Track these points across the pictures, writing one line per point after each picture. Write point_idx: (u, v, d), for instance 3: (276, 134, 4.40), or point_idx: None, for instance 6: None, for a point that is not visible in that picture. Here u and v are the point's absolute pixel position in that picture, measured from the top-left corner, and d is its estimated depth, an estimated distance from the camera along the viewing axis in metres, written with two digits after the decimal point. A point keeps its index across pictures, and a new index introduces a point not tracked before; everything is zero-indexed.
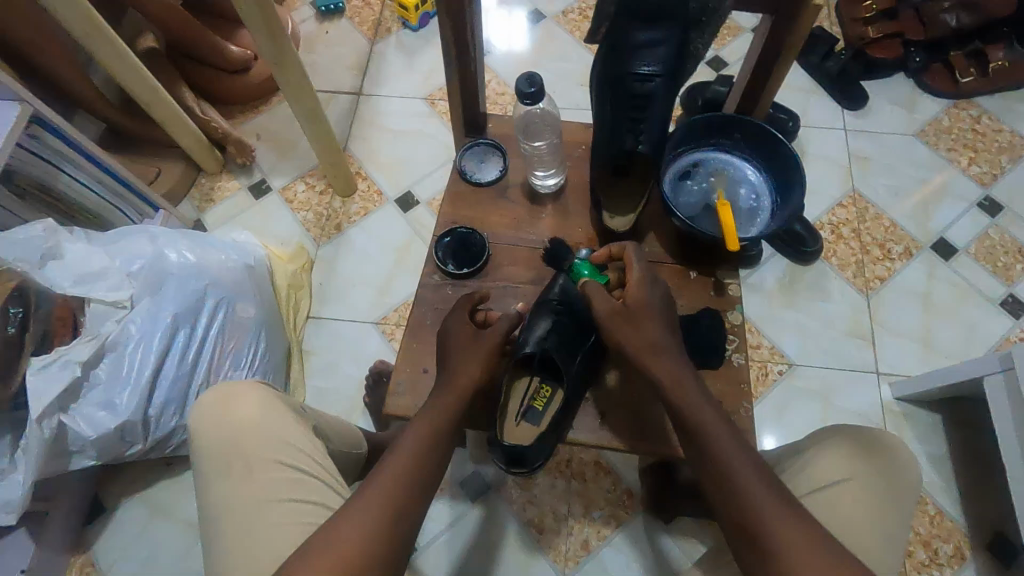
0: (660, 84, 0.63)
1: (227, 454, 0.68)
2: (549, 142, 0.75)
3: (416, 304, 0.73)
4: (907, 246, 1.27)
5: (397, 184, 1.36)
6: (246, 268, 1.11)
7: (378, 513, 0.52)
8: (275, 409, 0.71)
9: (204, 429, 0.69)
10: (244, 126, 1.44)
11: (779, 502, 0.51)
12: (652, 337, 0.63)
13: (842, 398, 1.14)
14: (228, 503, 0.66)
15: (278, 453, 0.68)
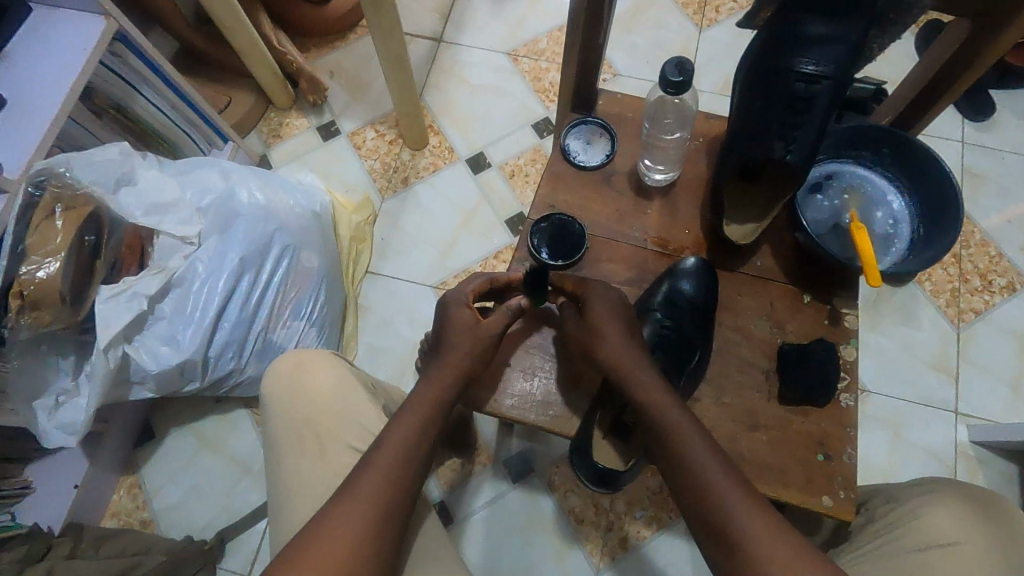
0: (825, 88, 0.56)
1: (301, 429, 0.66)
2: (678, 136, 0.69)
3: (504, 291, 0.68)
4: (1012, 280, 1.17)
5: (470, 142, 1.30)
6: (313, 215, 1.07)
7: (366, 500, 0.54)
8: (352, 387, 0.69)
9: (278, 400, 0.68)
10: (318, 61, 1.38)
11: (748, 511, 0.50)
12: (617, 343, 0.61)
13: (913, 433, 1.08)
14: (297, 480, 0.64)
15: (352, 436, 0.66)
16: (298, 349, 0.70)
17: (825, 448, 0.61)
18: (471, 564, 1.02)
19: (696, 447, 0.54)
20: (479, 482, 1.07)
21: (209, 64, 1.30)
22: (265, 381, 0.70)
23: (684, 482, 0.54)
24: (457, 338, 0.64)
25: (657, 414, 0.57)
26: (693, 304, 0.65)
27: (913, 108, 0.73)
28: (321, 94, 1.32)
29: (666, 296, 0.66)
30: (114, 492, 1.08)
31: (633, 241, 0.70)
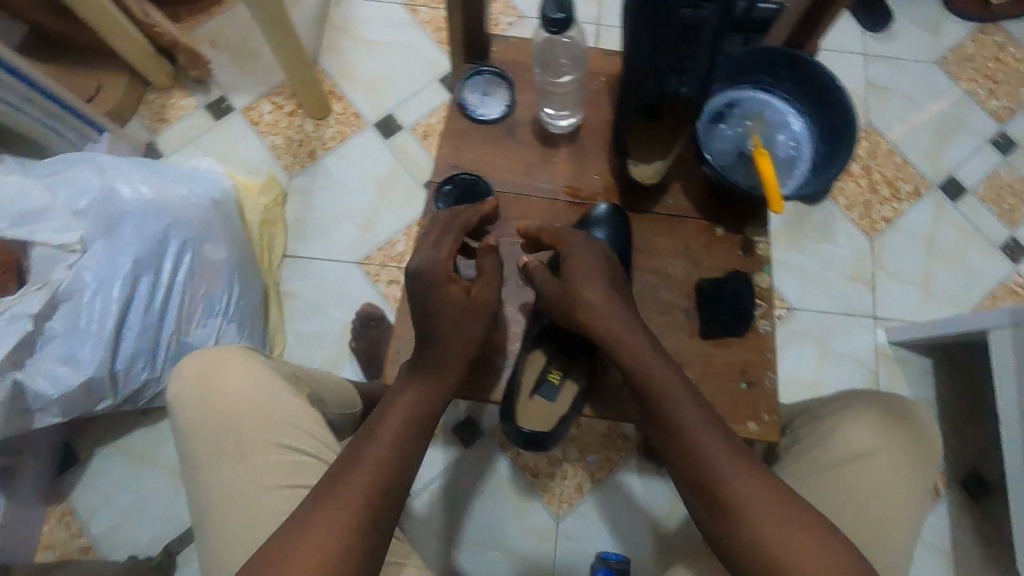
0: (714, 9, 0.51)
1: (218, 433, 0.62)
2: (570, 77, 0.67)
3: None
4: (916, 186, 1.22)
5: (377, 105, 1.22)
6: (213, 203, 0.98)
7: (351, 503, 0.49)
8: (268, 382, 0.65)
9: (189, 409, 0.63)
10: (196, 31, 1.25)
11: (753, 480, 0.51)
12: (618, 324, 0.58)
13: (839, 343, 1.14)
14: (220, 489, 0.60)
15: (275, 434, 0.62)
16: (203, 352, 0.66)
17: (748, 375, 0.62)
18: (433, 533, 1.03)
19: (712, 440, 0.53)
20: (432, 452, 1.07)
21: (66, 46, 1.15)
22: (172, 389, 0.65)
23: (686, 453, 0.53)
24: (456, 314, 0.58)
25: (661, 388, 0.55)
26: (611, 253, 0.64)
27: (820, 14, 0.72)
28: (205, 68, 1.20)
29: None
30: (44, 524, 1.01)
31: (542, 194, 0.67)
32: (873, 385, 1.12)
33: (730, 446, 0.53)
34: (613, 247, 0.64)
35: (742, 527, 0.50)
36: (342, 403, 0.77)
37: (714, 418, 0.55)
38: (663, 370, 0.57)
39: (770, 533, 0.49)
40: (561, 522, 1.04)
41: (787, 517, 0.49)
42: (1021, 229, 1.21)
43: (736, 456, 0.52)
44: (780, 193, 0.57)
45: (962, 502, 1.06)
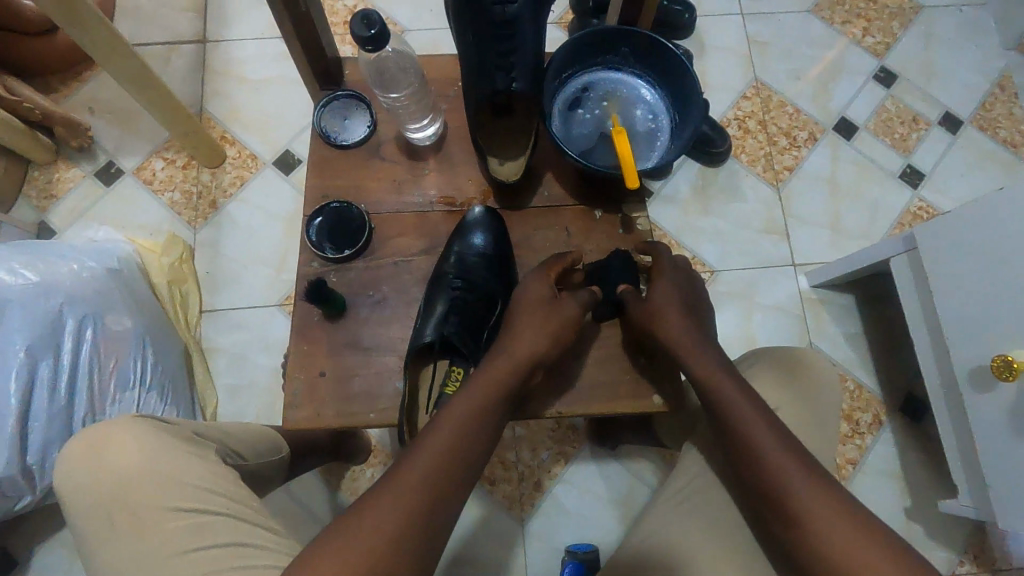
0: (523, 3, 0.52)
1: (117, 508, 0.61)
2: (407, 91, 0.62)
3: (297, 301, 0.63)
4: (812, 131, 1.26)
5: (272, 143, 1.20)
6: (109, 273, 0.95)
7: (400, 515, 0.48)
8: (162, 448, 0.63)
9: (83, 488, 0.62)
10: (71, 99, 1.21)
11: (807, 476, 0.53)
12: (680, 325, 0.61)
13: (764, 295, 1.16)
14: (128, 563, 0.60)
15: (175, 499, 0.61)
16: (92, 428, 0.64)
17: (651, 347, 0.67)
18: None
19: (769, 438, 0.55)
20: None
21: None
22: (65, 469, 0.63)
23: (743, 443, 0.56)
24: (522, 314, 0.60)
25: (720, 386, 0.58)
26: (488, 258, 0.65)
27: None
28: (85, 135, 1.16)
29: (458, 257, 0.65)
30: None
31: (418, 208, 0.67)
32: (803, 329, 1.15)
33: (785, 442, 0.55)
34: (489, 251, 0.65)
35: (801, 516, 0.52)
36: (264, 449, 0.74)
37: (769, 414, 0.57)
38: (718, 368, 0.59)
39: (830, 527, 0.51)
40: (526, 524, 1.03)
41: (844, 516, 0.52)
42: (915, 155, 1.25)
43: (792, 452, 0.55)
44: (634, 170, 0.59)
45: (904, 426, 1.10)
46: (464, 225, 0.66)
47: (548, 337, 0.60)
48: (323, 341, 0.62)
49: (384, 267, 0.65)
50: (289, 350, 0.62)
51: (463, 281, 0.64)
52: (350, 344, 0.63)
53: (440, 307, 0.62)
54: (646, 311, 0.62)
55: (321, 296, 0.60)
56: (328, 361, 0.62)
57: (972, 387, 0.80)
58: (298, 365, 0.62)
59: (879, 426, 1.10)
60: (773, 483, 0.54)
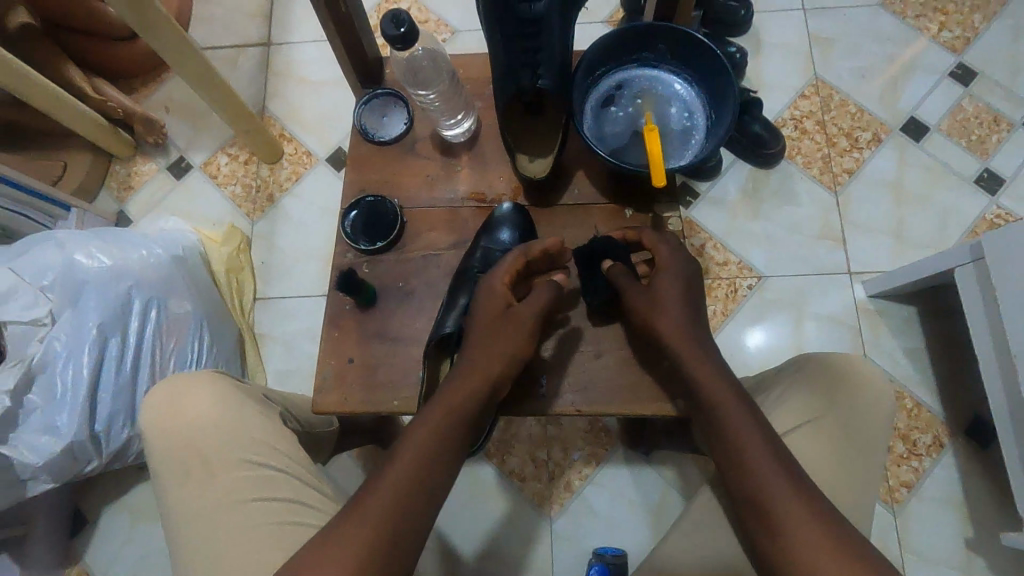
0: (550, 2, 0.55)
1: (186, 454, 0.58)
2: (437, 91, 0.64)
3: (331, 290, 0.66)
4: (876, 132, 1.19)
5: (326, 141, 1.25)
6: (173, 260, 1.03)
7: (384, 517, 0.50)
8: (235, 399, 0.61)
9: (152, 430, 0.59)
10: (150, 100, 1.31)
11: (788, 484, 0.52)
12: (675, 314, 0.60)
13: (816, 304, 1.11)
14: (189, 512, 0.56)
15: (242, 449, 0.58)
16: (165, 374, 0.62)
17: None
18: (428, 550, 1.03)
19: (772, 467, 0.53)
20: None
21: (30, 134, 1.22)
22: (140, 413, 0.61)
23: (734, 453, 0.54)
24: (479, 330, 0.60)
25: (713, 390, 0.57)
26: (515, 255, 0.66)
27: None
28: (160, 132, 1.26)
29: (483, 253, 0.66)
30: None
31: (449, 204, 0.69)
32: (858, 342, 1.09)
33: (773, 452, 0.54)
34: (515, 248, 0.66)
35: (779, 526, 0.51)
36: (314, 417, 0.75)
37: (762, 422, 0.56)
38: (716, 373, 0.58)
39: (800, 536, 0.50)
40: (554, 524, 1.03)
41: (816, 515, 0.51)
42: (994, 159, 1.16)
43: (776, 457, 0.54)
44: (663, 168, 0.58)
45: (968, 451, 1.02)
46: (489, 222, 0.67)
47: (513, 351, 0.58)
48: (354, 329, 0.65)
49: (414, 260, 0.67)
50: (321, 336, 0.65)
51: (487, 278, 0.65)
52: (378, 335, 0.65)
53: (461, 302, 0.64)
54: (643, 298, 0.61)
55: (353, 288, 0.63)
56: (356, 348, 0.64)
57: None
58: (329, 350, 0.64)
59: (940, 449, 1.02)
60: (755, 490, 0.53)
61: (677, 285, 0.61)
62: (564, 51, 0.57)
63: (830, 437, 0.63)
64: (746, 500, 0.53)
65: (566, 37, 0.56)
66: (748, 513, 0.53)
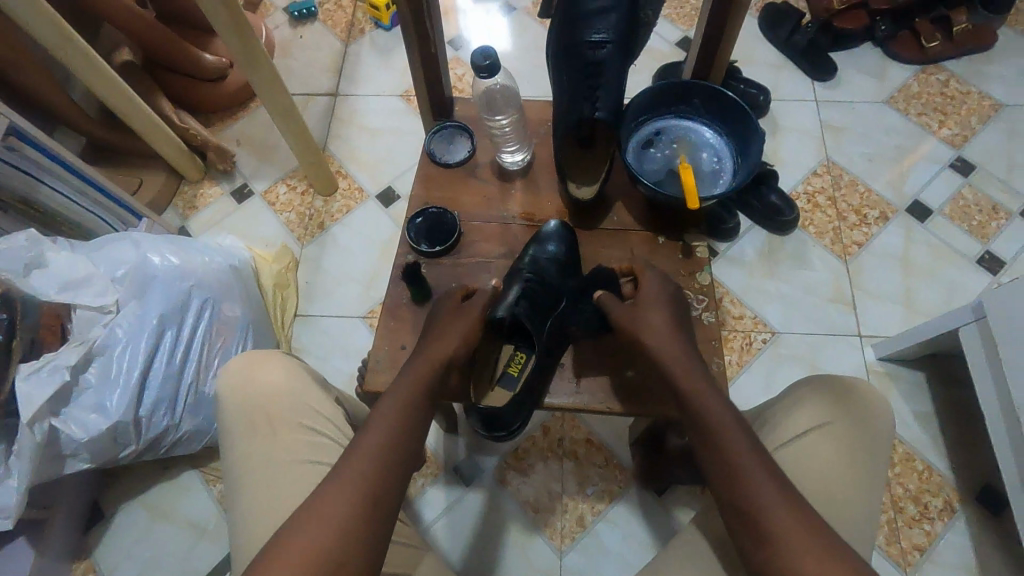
0: (611, 51, 0.66)
1: (249, 414, 0.64)
2: (509, 118, 0.77)
3: (391, 285, 0.74)
4: (883, 211, 1.29)
5: (378, 180, 1.38)
6: (232, 269, 1.12)
7: (375, 461, 0.54)
8: (297, 372, 0.67)
9: (224, 388, 0.65)
10: (224, 133, 1.46)
11: (785, 507, 0.53)
12: (654, 325, 0.65)
13: (829, 363, 1.16)
14: (246, 467, 0.61)
15: (300, 416, 0.64)
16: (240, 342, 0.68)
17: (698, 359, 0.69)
18: None
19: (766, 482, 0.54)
20: (434, 493, 1.10)
21: (116, 152, 1.36)
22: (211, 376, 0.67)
23: (730, 473, 0.55)
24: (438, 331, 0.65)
25: (708, 407, 0.59)
26: (561, 260, 0.73)
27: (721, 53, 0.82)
28: (230, 160, 1.39)
29: (533, 257, 0.73)
30: None
31: (502, 220, 0.78)
32: None
33: (772, 476, 0.54)
34: (562, 256, 0.73)
35: (774, 548, 0.51)
36: (355, 412, 0.81)
37: (759, 447, 0.57)
38: (711, 397, 0.60)
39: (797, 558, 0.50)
40: (564, 557, 1.03)
41: (807, 528, 0.52)
42: (994, 242, 1.25)
43: (768, 471, 0.55)
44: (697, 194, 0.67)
45: (980, 518, 1.02)
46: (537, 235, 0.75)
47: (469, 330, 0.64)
48: (408, 320, 0.72)
49: (467, 265, 0.75)
50: (378, 325, 0.72)
51: (534, 274, 0.71)
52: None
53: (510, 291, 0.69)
54: (627, 312, 0.66)
55: (416, 281, 0.70)
56: (410, 337, 0.71)
57: None
58: (384, 337, 0.71)
59: (951, 514, 1.03)
60: (747, 510, 0.54)
61: (657, 300, 0.67)
62: (620, 93, 0.67)
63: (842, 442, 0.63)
64: (739, 520, 0.54)
65: (623, 82, 0.66)
66: (740, 532, 0.54)
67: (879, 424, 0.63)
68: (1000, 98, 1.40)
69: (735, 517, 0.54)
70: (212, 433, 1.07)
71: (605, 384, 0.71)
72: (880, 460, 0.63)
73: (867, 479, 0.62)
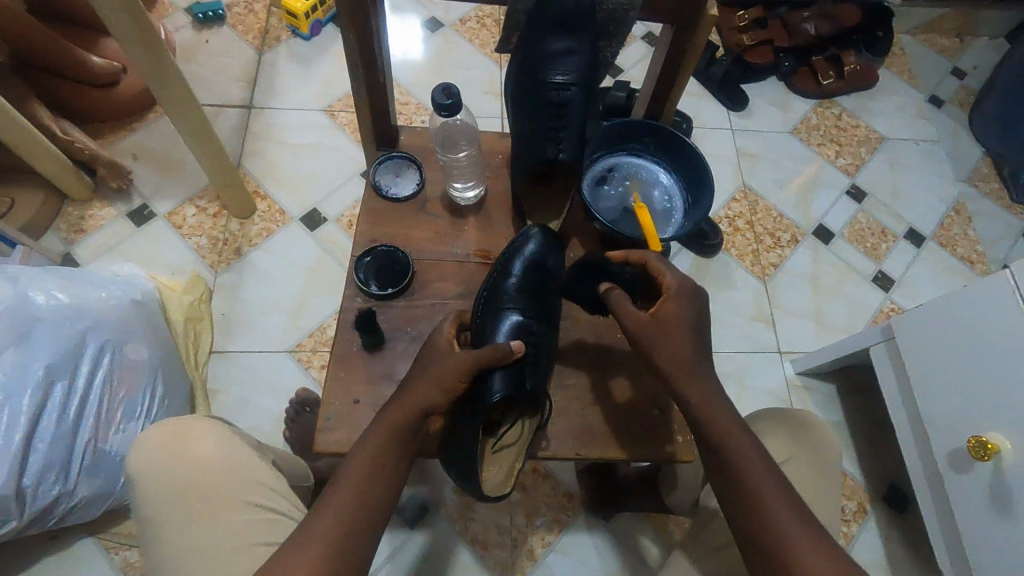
0: (575, 92, 0.64)
1: (179, 496, 0.56)
2: (468, 153, 0.76)
3: (340, 331, 0.68)
4: (794, 234, 1.40)
5: (302, 201, 1.28)
6: (133, 305, 0.99)
7: (347, 508, 0.50)
8: (230, 439, 0.60)
9: (147, 470, 0.57)
10: (117, 147, 1.29)
11: (807, 540, 0.53)
12: (680, 351, 0.62)
13: (755, 380, 1.23)
14: (184, 560, 0.54)
15: (243, 491, 0.57)
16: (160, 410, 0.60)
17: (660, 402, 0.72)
18: None
19: (787, 514, 0.54)
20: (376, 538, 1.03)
21: None
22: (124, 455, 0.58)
23: (745, 493, 0.55)
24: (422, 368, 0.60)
25: (730, 435, 0.58)
26: (531, 283, 0.71)
27: None
28: (125, 178, 1.23)
29: (514, 284, 0.70)
30: None
31: (456, 258, 0.74)
32: None
33: (787, 497, 0.55)
34: (531, 276, 0.71)
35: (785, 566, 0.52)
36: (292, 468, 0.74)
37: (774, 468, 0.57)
38: (728, 419, 0.59)
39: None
40: None
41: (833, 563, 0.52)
42: (885, 262, 1.39)
43: (790, 506, 0.55)
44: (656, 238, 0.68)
45: (888, 516, 1.13)
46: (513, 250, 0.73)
47: (456, 369, 0.58)
48: (360, 370, 0.67)
49: (422, 306, 0.71)
50: (327, 376, 0.66)
51: (520, 306, 0.69)
52: (388, 376, 0.67)
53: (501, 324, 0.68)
54: (650, 326, 0.63)
55: (371, 329, 0.65)
56: (363, 389, 0.66)
57: (951, 467, 0.84)
58: (335, 391, 0.66)
59: (864, 514, 1.12)
60: (759, 531, 0.54)
61: (684, 316, 0.63)
62: (583, 133, 0.65)
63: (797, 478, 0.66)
64: (755, 543, 0.54)
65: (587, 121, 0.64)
66: (753, 553, 0.54)
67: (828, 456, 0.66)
68: (882, 132, 1.57)
69: (748, 538, 0.55)
70: (115, 497, 0.93)
71: (576, 431, 0.71)
72: (834, 486, 0.66)
73: (825, 503, 0.65)
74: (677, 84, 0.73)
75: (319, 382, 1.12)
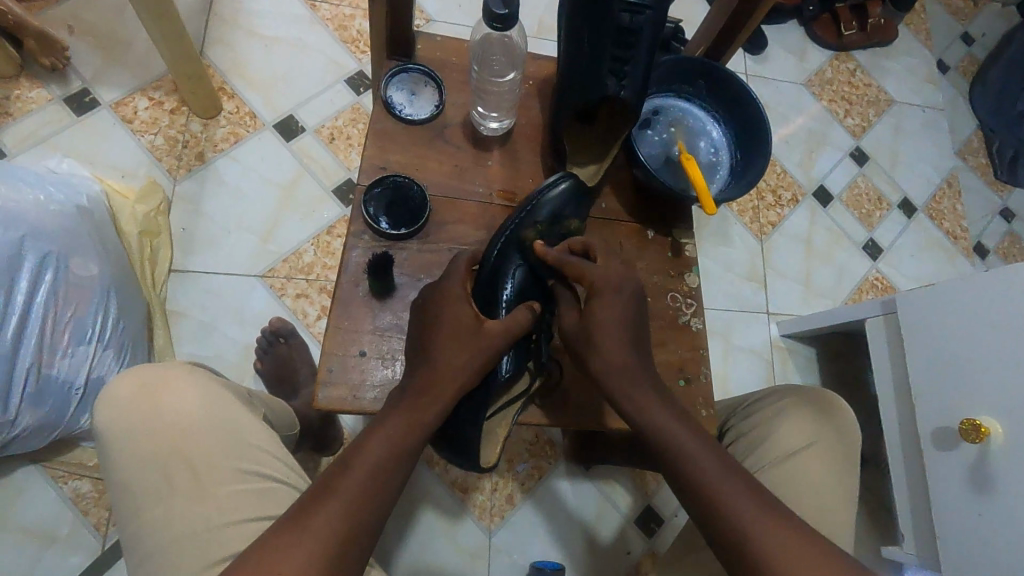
0: (648, 17, 0.62)
1: (167, 459, 0.55)
2: (512, 80, 0.72)
3: (344, 274, 0.65)
4: (794, 193, 1.36)
5: (275, 106, 1.12)
6: (79, 213, 0.87)
7: (353, 500, 0.49)
8: (220, 397, 0.58)
9: (126, 435, 0.55)
10: (48, 14, 1.08)
11: (746, 491, 0.54)
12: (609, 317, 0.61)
13: (740, 338, 1.23)
14: (173, 529, 0.53)
15: (237, 459, 0.56)
16: (141, 370, 0.57)
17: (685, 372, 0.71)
18: None
19: (715, 463, 0.56)
20: None
21: None
22: (102, 412, 0.56)
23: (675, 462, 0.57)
24: (442, 343, 0.57)
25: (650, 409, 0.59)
26: (549, 234, 0.66)
27: (724, 38, 0.81)
28: (61, 55, 1.03)
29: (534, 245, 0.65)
30: None
31: (477, 197, 0.70)
32: (770, 374, 1.22)
33: (727, 466, 0.56)
34: (549, 226, 0.66)
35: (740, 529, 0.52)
36: (280, 416, 0.70)
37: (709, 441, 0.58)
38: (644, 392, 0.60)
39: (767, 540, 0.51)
40: (493, 537, 1.01)
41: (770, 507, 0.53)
42: (877, 231, 1.38)
43: (721, 463, 0.56)
44: (703, 183, 0.68)
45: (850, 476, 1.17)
46: (540, 192, 0.66)
47: (478, 355, 0.57)
48: (365, 319, 0.64)
49: (436, 252, 0.68)
50: (329, 323, 0.63)
51: (528, 264, 0.65)
52: (397, 327, 0.64)
53: (509, 278, 0.64)
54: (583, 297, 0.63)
55: (382, 274, 0.63)
56: (369, 340, 0.64)
57: (934, 444, 0.88)
58: (338, 341, 0.63)
59: None
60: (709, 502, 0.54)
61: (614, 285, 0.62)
62: (645, 68, 0.64)
63: (823, 460, 0.67)
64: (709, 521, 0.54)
65: (654, 55, 0.63)
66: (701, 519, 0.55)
67: (849, 438, 0.69)
68: (893, 94, 1.52)
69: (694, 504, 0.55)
70: (64, 427, 0.83)
71: None
72: (853, 471, 0.68)
73: (842, 493, 0.66)
74: (753, 20, 0.77)
75: (291, 312, 1.03)
